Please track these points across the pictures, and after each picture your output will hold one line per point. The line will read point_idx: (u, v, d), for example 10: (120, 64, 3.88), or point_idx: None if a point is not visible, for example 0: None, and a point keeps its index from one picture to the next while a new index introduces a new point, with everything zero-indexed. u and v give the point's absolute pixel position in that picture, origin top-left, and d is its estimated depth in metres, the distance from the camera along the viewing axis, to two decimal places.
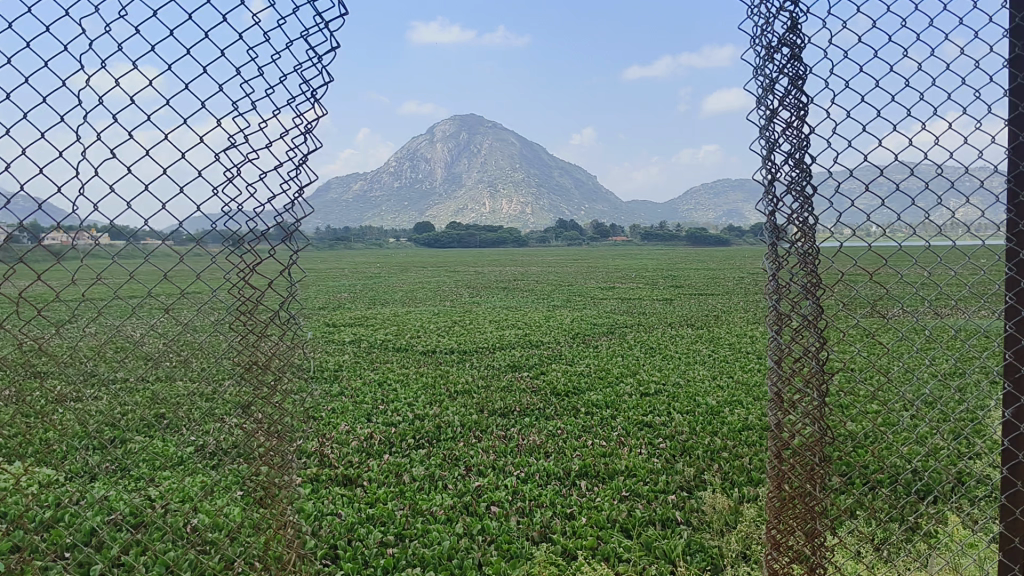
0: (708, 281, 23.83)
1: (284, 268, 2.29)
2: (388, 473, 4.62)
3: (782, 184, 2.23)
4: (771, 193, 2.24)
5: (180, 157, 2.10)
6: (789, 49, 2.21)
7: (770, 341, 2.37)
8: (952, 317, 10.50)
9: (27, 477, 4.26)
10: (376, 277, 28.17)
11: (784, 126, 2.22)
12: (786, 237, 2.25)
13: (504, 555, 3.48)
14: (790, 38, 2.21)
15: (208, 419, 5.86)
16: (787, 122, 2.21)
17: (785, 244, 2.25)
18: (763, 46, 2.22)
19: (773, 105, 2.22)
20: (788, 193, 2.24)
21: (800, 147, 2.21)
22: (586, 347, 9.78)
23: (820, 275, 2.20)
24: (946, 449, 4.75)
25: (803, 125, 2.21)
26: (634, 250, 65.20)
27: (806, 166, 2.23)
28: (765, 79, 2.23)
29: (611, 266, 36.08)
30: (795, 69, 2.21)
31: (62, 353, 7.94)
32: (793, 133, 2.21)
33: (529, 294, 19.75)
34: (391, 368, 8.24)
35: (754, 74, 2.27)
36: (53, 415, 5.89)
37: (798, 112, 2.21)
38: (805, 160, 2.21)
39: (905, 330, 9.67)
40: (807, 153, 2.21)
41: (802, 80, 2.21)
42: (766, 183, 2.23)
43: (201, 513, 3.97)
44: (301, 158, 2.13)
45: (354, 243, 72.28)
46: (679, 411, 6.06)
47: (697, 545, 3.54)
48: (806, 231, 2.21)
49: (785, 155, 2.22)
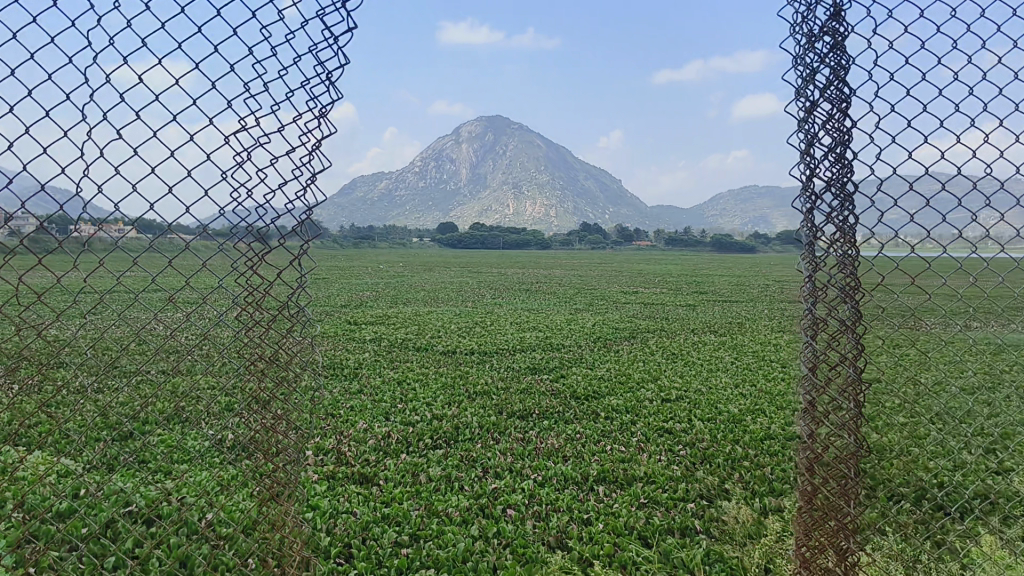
0: (735, 288, 23.60)
1: (295, 256, 2.26)
2: (405, 473, 4.59)
3: (821, 181, 2.19)
4: (809, 189, 2.19)
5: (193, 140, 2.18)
6: (831, 37, 2.16)
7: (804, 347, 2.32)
8: (984, 328, 10.31)
9: (48, 468, 4.30)
10: (398, 276, 28.21)
11: (825, 119, 2.17)
12: (824, 236, 2.20)
13: (519, 559, 3.43)
14: (832, 25, 2.16)
15: (227, 413, 5.88)
16: (827, 115, 2.17)
17: (823, 244, 2.20)
18: (804, 35, 2.19)
19: (813, 96, 2.18)
20: (827, 190, 2.18)
21: (841, 141, 2.15)
22: (607, 351, 9.72)
23: (860, 279, 2.14)
24: (975, 464, 4.65)
25: (844, 116, 2.16)
26: (656, 256, 64.90)
27: (847, 161, 2.17)
28: (805, 69, 2.20)
29: (634, 271, 35.83)
30: (837, 58, 2.17)
31: (86, 345, 8.02)
32: (835, 127, 2.16)
33: (552, 296, 19.61)
34: (410, 367, 8.23)
35: (795, 64, 2.23)
36: (75, 406, 5.96)
37: (839, 104, 2.15)
38: (846, 155, 2.16)
39: (935, 340, 9.49)
40: (848, 148, 2.15)
41: (845, 69, 2.16)
42: (804, 179, 2.19)
43: (217, 507, 3.97)
44: (315, 140, 2.22)
45: (378, 242, 72.66)
46: (700, 418, 5.99)
47: (717, 555, 3.47)
48: (845, 231, 2.15)
49: (825, 149, 2.18)
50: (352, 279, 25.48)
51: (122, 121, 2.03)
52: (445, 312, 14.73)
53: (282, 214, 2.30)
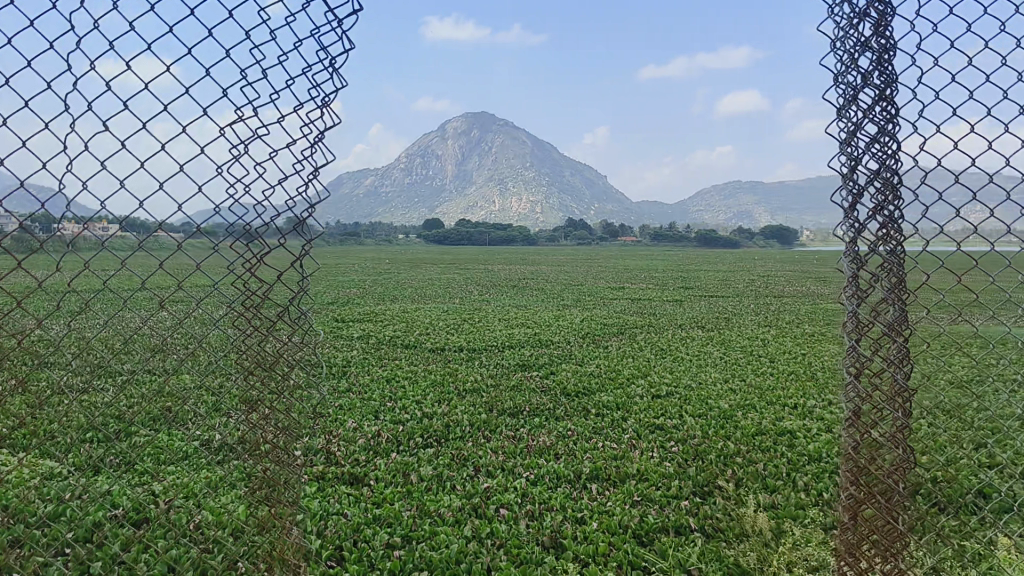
0: (721, 283, 23.61)
1: (297, 257, 2.22)
2: (395, 472, 4.55)
3: (864, 171, 2.14)
4: (853, 181, 2.15)
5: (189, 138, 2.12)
6: (875, 18, 2.12)
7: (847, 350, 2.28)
8: (970, 322, 10.36)
9: (32, 472, 4.23)
10: (384, 273, 28.09)
11: (870, 105, 2.12)
12: (867, 231, 2.15)
13: (513, 560, 3.39)
14: (877, 6, 2.12)
15: (214, 413, 5.81)
16: (871, 102, 2.13)
17: (867, 241, 2.15)
18: (847, 17, 2.16)
19: (857, 80, 2.13)
20: (871, 182, 2.14)
21: (886, 128, 2.11)
22: (596, 347, 9.70)
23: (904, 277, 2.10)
24: (967, 459, 4.65)
25: (890, 104, 2.11)
26: (641, 252, 64.93)
27: (892, 150, 2.12)
28: (848, 52, 2.16)
29: (620, 266, 35.92)
30: (883, 40, 2.12)
31: (70, 345, 7.92)
32: (880, 116, 2.12)
33: (538, 292, 19.56)
34: (399, 365, 8.17)
35: (836, 49, 2.20)
36: (59, 406, 5.88)
37: (885, 88, 2.11)
38: (892, 143, 2.11)
39: (921, 337, 9.54)
40: (894, 136, 2.11)
41: (890, 54, 2.11)
42: (847, 171, 2.15)
43: (206, 509, 3.91)
44: (316, 133, 2.17)
45: (362, 239, 72.38)
46: (691, 414, 5.98)
47: (713, 554, 3.44)
48: (891, 226, 2.11)
49: (869, 138, 2.13)
50: (337, 276, 25.35)
51: (124, 116, 1.97)
52: (431, 309, 14.65)
53: (281, 212, 2.25)
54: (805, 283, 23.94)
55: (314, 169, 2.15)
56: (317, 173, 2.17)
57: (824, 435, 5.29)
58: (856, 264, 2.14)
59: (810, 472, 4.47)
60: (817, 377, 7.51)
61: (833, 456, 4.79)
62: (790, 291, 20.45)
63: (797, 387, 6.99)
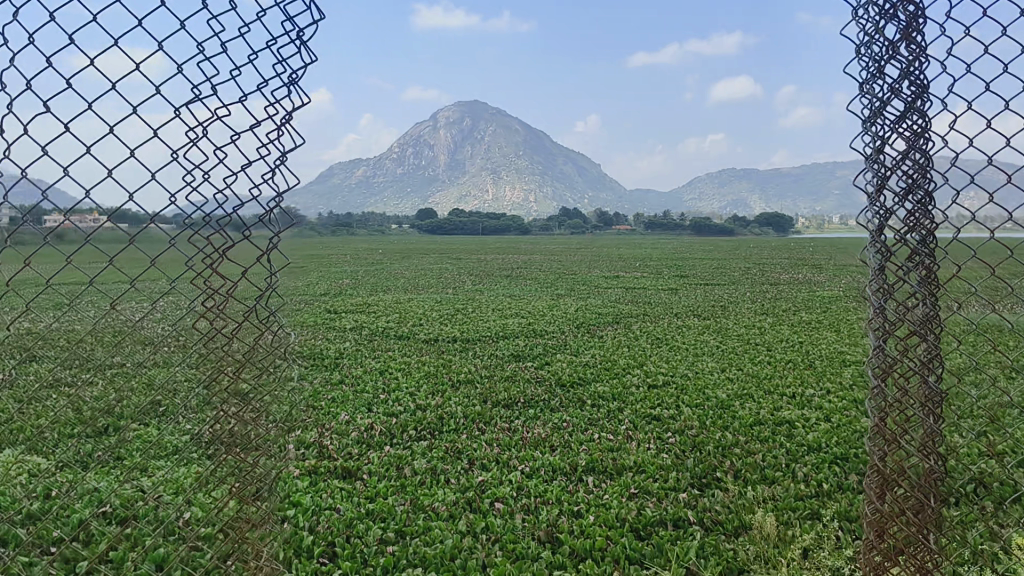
0: (716, 271, 23.55)
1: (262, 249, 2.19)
2: (389, 466, 4.48)
3: (890, 153, 2.07)
4: (879, 163, 2.08)
5: (151, 128, 2.11)
6: None
7: (872, 350, 2.21)
8: (966, 309, 10.34)
9: (17, 468, 4.15)
10: (377, 264, 27.97)
11: (897, 78, 2.04)
12: (895, 217, 2.08)
13: (509, 555, 3.32)
14: None
15: (205, 407, 5.73)
16: (897, 77, 2.05)
17: (896, 228, 2.09)
18: None
19: (884, 51, 2.05)
20: (898, 163, 2.06)
21: (913, 103, 2.03)
22: (591, 337, 9.64)
23: (936, 269, 2.04)
24: (967, 448, 4.61)
25: (919, 77, 2.03)
26: (635, 241, 64.85)
27: (922, 128, 2.04)
28: (874, 22, 2.07)
29: (613, 255, 35.87)
30: (912, 7, 2.03)
31: (58, 337, 7.82)
32: (909, 91, 2.04)
33: (532, 282, 19.50)
34: (393, 356, 8.10)
35: (861, 19, 2.12)
36: (47, 401, 5.79)
37: (912, 60, 2.03)
38: (920, 120, 2.03)
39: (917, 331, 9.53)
40: (923, 110, 2.03)
41: (919, 22, 2.02)
42: (873, 152, 2.07)
43: (195, 506, 3.83)
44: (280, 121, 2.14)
45: (355, 230, 72.12)
46: (688, 404, 5.92)
47: (712, 548, 3.37)
48: (922, 212, 2.05)
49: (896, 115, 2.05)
50: (330, 267, 25.24)
51: (87, 102, 1.90)
52: (424, 299, 14.58)
53: (246, 202, 2.19)
54: (799, 271, 23.97)
55: (281, 155, 2.11)
56: (285, 159, 2.12)
57: (822, 424, 5.24)
58: (884, 255, 2.07)
59: (809, 463, 4.42)
60: (814, 366, 7.47)
61: (833, 445, 4.74)
62: (784, 278, 20.44)
63: (794, 376, 6.95)
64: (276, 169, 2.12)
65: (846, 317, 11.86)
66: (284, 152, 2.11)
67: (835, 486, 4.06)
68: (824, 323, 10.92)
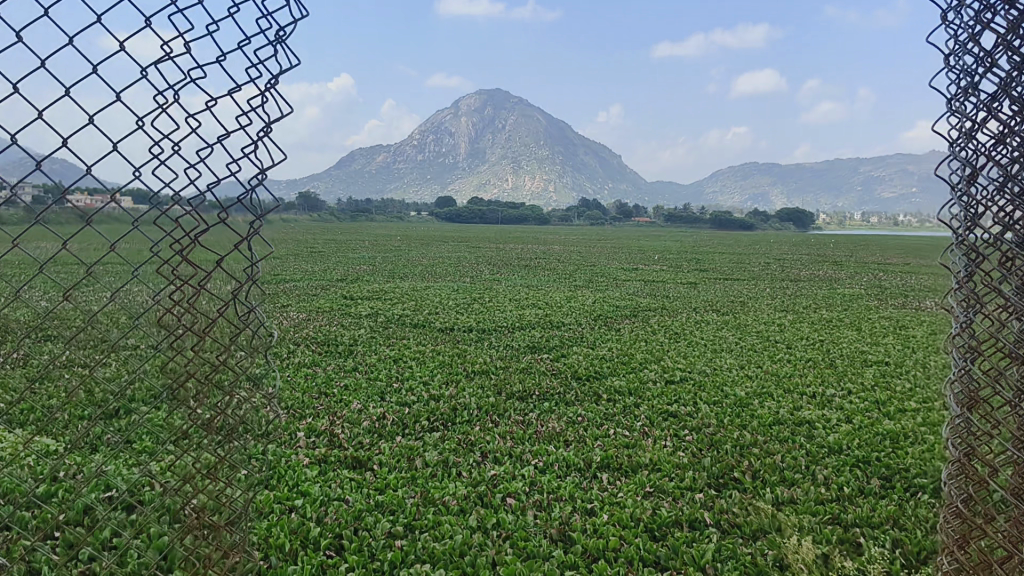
0: (736, 266, 23.34)
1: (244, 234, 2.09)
2: (400, 457, 4.41)
3: (987, 138, 1.87)
4: (971, 152, 1.88)
5: (119, 94, 1.93)
6: None
7: (958, 371, 2.03)
8: None
9: (25, 449, 4.12)
10: (395, 250, 27.92)
11: (991, 53, 1.83)
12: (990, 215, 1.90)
13: (520, 554, 3.23)
14: None
15: (217, 392, 5.71)
16: (992, 49, 1.83)
17: (989, 228, 1.91)
18: None
19: (977, 21, 1.83)
20: (993, 152, 1.87)
21: (1013, 82, 1.83)
22: (608, 330, 9.53)
23: None
24: None
25: (1019, 51, 1.82)
26: (653, 234, 64.48)
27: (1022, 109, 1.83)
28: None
29: (632, 247, 35.67)
30: None
31: (74, 317, 7.81)
32: (1007, 65, 1.83)
33: (550, 273, 19.38)
34: (407, 344, 8.04)
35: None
36: (60, 381, 5.78)
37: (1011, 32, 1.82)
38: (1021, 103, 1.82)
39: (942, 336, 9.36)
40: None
41: None
42: (963, 139, 1.88)
43: (201, 493, 3.78)
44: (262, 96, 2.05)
45: (374, 216, 72.24)
46: (705, 401, 5.81)
47: (728, 551, 3.26)
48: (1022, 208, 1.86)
49: (991, 95, 1.84)
50: (348, 253, 25.25)
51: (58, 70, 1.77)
52: (441, 288, 14.51)
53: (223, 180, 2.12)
54: (820, 267, 23.73)
55: (265, 127, 2.02)
56: (268, 130, 2.03)
57: (843, 426, 5.12)
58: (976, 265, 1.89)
59: (830, 466, 4.31)
60: (834, 365, 7.33)
61: (855, 448, 4.62)
62: (805, 274, 20.19)
63: (814, 374, 6.82)
64: (260, 142, 2.03)
65: (869, 315, 11.67)
66: (268, 123, 2.02)
67: (857, 491, 3.96)
68: (845, 321, 10.75)
